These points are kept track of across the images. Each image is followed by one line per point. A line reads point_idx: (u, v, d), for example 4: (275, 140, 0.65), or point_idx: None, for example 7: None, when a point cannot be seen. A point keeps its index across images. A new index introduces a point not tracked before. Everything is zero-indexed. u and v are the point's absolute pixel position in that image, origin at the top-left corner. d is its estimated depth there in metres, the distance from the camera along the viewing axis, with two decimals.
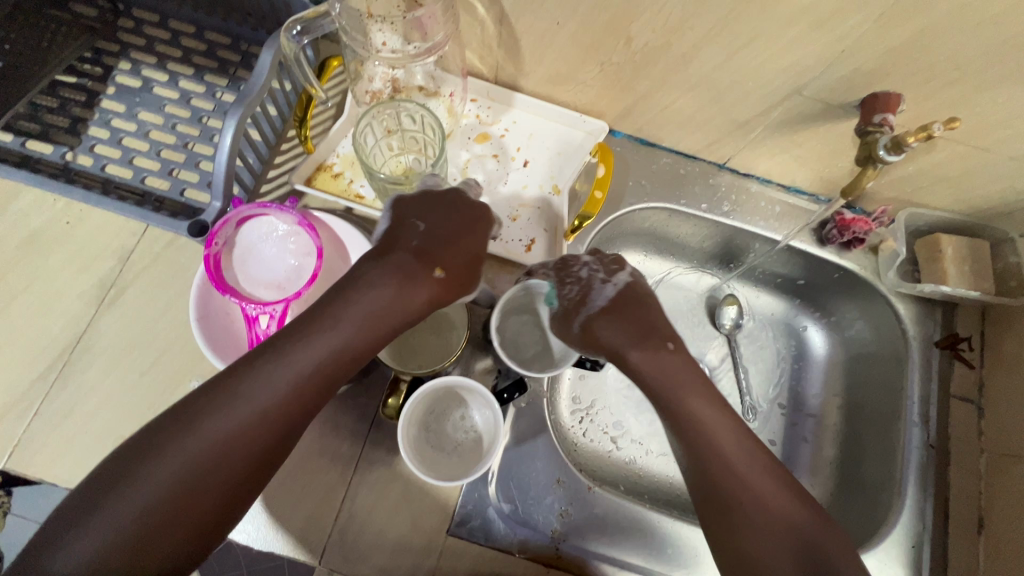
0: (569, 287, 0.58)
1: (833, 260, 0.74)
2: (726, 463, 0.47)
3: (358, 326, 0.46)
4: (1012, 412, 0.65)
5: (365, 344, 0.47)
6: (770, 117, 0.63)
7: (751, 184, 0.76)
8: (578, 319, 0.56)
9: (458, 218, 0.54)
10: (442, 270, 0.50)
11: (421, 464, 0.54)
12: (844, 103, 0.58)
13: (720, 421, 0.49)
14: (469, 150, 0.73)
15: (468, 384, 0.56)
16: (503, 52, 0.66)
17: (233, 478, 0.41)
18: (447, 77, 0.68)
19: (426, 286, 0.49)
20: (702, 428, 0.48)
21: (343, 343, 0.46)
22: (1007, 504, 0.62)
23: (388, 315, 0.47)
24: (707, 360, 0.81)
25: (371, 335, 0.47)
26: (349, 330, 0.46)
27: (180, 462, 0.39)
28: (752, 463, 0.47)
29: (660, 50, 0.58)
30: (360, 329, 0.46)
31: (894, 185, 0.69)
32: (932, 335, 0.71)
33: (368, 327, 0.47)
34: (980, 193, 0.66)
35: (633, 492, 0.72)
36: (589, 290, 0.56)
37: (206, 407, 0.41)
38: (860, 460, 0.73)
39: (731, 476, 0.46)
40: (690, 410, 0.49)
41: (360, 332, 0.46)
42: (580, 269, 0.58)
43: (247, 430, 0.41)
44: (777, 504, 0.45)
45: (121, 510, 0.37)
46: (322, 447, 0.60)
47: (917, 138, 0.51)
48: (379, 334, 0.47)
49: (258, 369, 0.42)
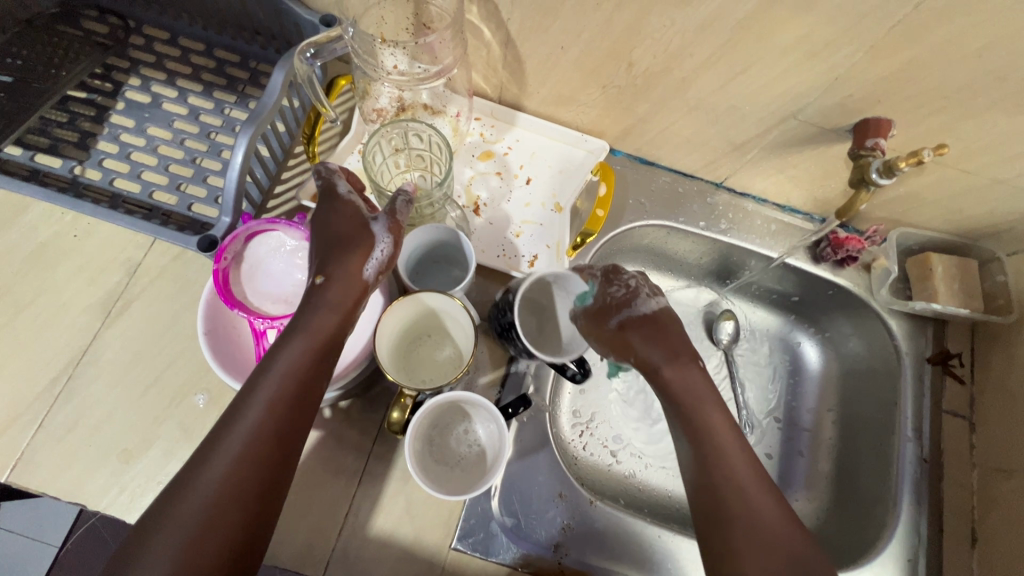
0: (614, 288, 0.57)
1: (827, 277, 0.76)
2: (732, 478, 0.48)
3: (311, 331, 0.50)
4: (1003, 427, 0.66)
5: (317, 346, 0.50)
6: (765, 139, 0.65)
7: (748, 204, 0.78)
8: (615, 318, 0.56)
9: (328, 219, 0.56)
10: (321, 274, 0.53)
11: (425, 477, 0.55)
12: (837, 127, 0.60)
13: (732, 442, 0.51)
14: (473, 167, 0.74)
15: (471, 399, 0.56)
16: (507, 73, 0.68)
17: (245, 503, 0.43)
18: (452, 96, 0.69)
19: (320, 298, 0.52)
20: (714, 443, 0.50)
21: (297, 358, 0.49)
22: (999, 517, 0.63)
23: (319, 314, 0.51)
24: None
25: (321, 341, 0.50)
26: (303, 344, 0.49)
27: (190, 508, 0.42)
28: (757, 485, 0.48)
29: (660, 74, 0.60)
30: (312, 337, 0.50)
31: (885, 206, 0.71)
32: (924, 351, 0.73)
33: (311, 332, 0.50)
34: (968, 215, 0.68)
35: (633, 506, 0.73)
36: (634, 297, 0.57)
37: (207, 451, 0.44)
38: (855, 474, 0.74)
39: (736, 490, 0.48)
40: (713, 436, 0.51)
41: (312, 342, 0.50)
42: (630, 277, 0.58)
43: (237, 461, 0.44)
44: (777, 527, 0.46)
45: (157, 547, 0.40)
46: (326, 460, 0.60)
47: (907, 163, 0.54)
48: (326, 337, 0.51)
49: (237, 412, 0.46)
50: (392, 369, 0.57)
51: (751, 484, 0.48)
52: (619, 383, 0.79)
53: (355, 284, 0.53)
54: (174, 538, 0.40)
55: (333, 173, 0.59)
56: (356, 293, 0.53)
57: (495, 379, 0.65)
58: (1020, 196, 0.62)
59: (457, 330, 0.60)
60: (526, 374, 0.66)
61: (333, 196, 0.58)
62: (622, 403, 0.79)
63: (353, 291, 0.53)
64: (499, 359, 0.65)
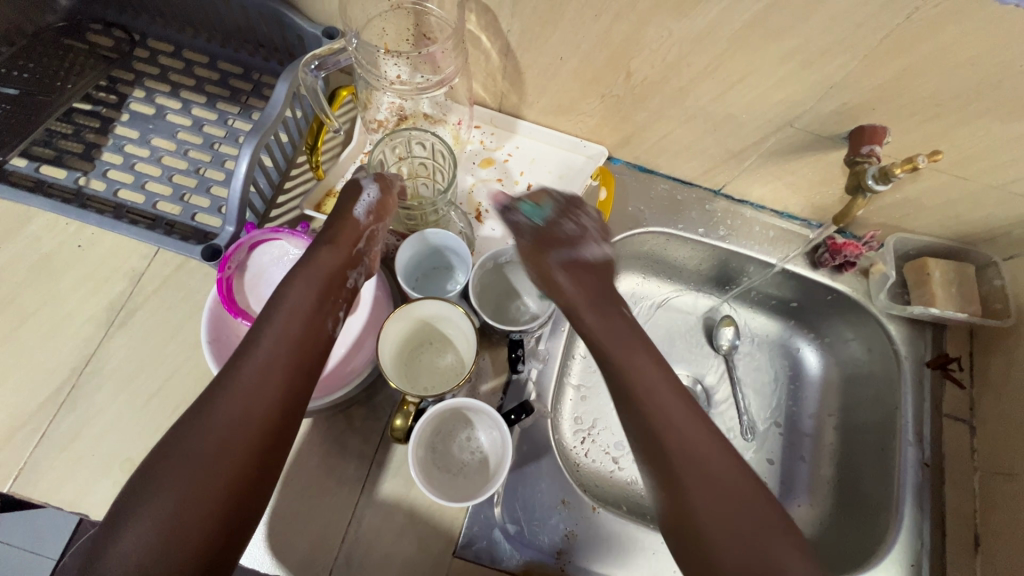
0: (566, 222, 0.59)
1: (826, 282, 0.76)
2: (676, 436, 0.45)
3: (316, 274, 0.53)
4: (1004, 432, 0.67)
5: (319, 287, 0.53)
6: (762, 147, 0.66)
7: (745, 210, 0.78)
8: (557, 255, 0.56)
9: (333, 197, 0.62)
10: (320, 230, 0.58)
11: (429, 484, 0.55)
12: (834, 135, 0.61)
13: (672, 398, 0.47)
14: (475, 175, 0.75)
15: (474, 405, 0.57)
16: (507, 83, 0.69)
17: (264, 427, 0.44)
18: (454, 106, 0.73)
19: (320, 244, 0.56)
20: (659, 410, 0.46)
21: (303, 296, 0.51)
22: (1002, 520, 0.63)
23: (321, 254, 0.55)
24: (705, 381, 0.83)
25: (323, 286, 0.53)
26: (305, 287, 0.52)
27: (204, 435, 0.41)
28: (702, 434, 0.45)
29: (658, 84, 0.61)
30: (317, 279, 0.53)
31: (882, 211, 0.71)
32: (923, 355, 0.74)
33: (313, 274, 0.53)
34: (964, 220, 0.69)
35: (635, 513, 0.73)
36: (583, 240, 0.58)
37: (219, 383, 0.45)
38: (857, 479, 0.74)
39: (680, 449, 0.44)
40: (654, 397, 0.47)
41: (315, 286, 0.52)
42: (586, 220, 0.60)
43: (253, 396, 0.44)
44: (721, 475, 0.43)
45: (175, 470, 0.40)
46: (329, 468, 0.60)
47: (902, 169, 0.54)
48: (327, 281, 0.53)
49: (247, 347, 0.47)
50: (393, 375, 0.57)
51: (710, 465, 0.44)
52: None
53: (352, 227, 0.58)
54: (188, 474, 0.40)
55: (361, 172, 0.66)
56: (353, 238, 0.58)
57: (497, 386, 0.65)
58: (1015, 202, 0.63)
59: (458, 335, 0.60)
60: (529, 381, 0.66)
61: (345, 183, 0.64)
62: None
63: (350, 235, 0.58)
64: (501, 366, 0.66)
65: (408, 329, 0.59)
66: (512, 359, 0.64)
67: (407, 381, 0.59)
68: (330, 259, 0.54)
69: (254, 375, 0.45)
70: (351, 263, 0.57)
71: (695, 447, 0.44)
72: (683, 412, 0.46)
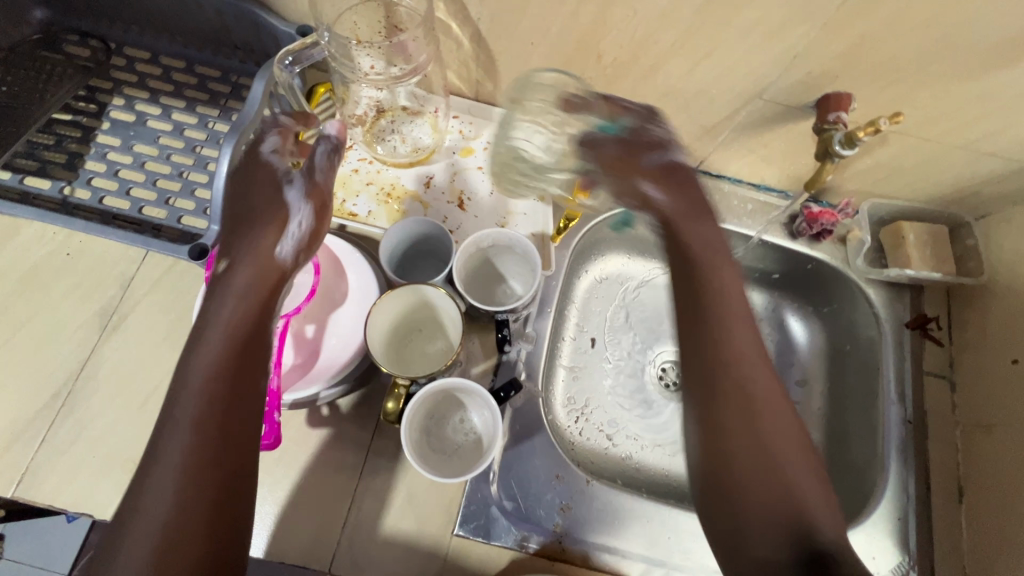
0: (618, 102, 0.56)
1: (805, 251, 0.78)
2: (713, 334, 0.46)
3: (236, 287, 0.48)
4: (982, 386, 0.69)
5: (242, 303, 0.47)
6: (735, 120, 0.68)
7: (724, 185, 0.80)
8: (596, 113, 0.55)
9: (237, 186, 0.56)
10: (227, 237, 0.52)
11: (424, 464, 0.56)
12: (802, 105, 0.62)
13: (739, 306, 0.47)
14: (455, 163, 0.76)
15: (465, 385, 0.58)
16: (481, 71, 0.70)
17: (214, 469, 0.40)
18: (431, 97, 0.76)
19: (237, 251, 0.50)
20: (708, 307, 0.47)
21: (227, 320, 0.46)
22: (984, 471, 0.66)
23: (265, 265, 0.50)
24: None
25: (246, 301, 0.47)
26: (230, 305, 0.47)
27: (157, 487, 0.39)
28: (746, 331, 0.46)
29: (629, 64, 0.63)
30: (242, 293, 0.48)
31: (855, 177, 0.73)
32: (903, 317, 0.75)
33: (228, 288, 0.48)
34: (935, 183, 0.71)
35: (630, 486, 0.76)
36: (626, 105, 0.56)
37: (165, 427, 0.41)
38: (845, 441, 0.75)
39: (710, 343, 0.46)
40: (710, 300, 0.47)
41: (241, 300, 0.47)
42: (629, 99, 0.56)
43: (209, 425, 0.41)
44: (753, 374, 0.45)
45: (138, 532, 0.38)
46: (326, 457, 0.61)
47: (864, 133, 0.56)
48: (246, 294, 0.48)
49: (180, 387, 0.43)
50: (382, 358, 0.58)
51: (765, 414, 0.44)
52: (611, 368, 0.83)
53: (269, 212, 0.52)
54: (150, 533, 0.38)
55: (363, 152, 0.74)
56: (273, 216, 0.52)
57: (488, 368, 0.66)
58: (981, 161, 0.65)
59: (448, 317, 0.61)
60: (518, 361, 0.67)
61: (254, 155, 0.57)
62: (613, 388, 0.82)
63: (270, 222, 0.51)
64: (490, 348, 0.67)
65: (397, 315, 0.61)
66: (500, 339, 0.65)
67: (407, 365, 0.61)
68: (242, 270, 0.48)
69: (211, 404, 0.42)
70: (275, 261, 0.50)
71: (752, 390, 0.45)
72: (730, 309, 0.47)
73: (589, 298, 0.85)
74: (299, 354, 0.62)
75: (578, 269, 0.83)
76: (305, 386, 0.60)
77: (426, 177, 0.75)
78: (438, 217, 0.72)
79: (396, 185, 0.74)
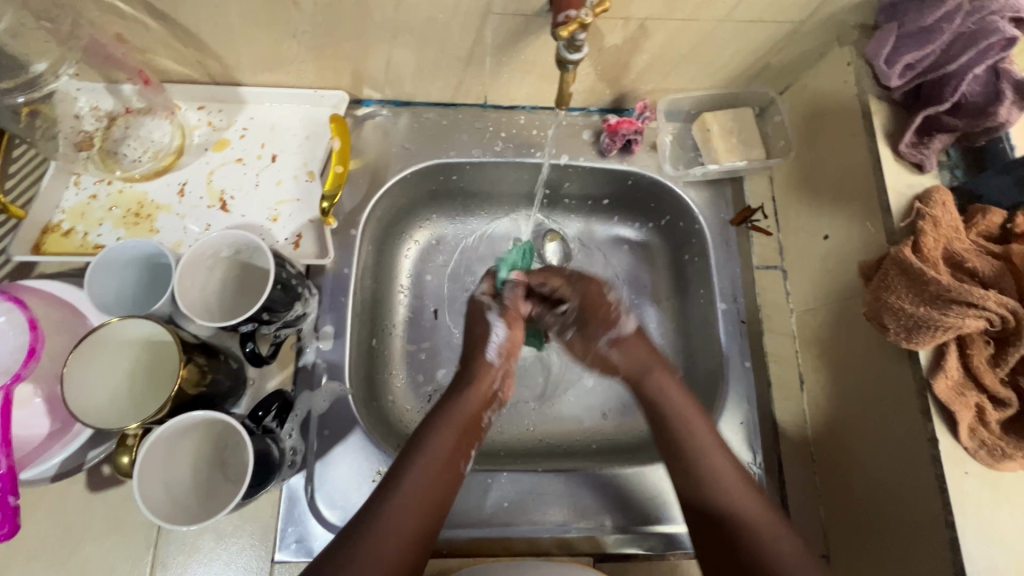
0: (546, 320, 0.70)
1: (618, 167, 0.72)
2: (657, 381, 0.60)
3: (109, 390, 0.50)
4: (804, 269, 0.66)
5: (130, 404, 0.50)
6: (486, 43, 0.60)
7: (520, 116, 0.73)
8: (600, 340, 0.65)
9: (102, 354, 0.50)
10: (131, 386, 0.51)
11: (194, 512, 0.50)
12: (537, 10, 0.55)
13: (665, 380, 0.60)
14: (208, 161, 0.67)
15: (185, 418, 0.48)
16: (193, 51, 0.60)
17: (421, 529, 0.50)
18: (158, 93, 0.64)
19: (162, 368, 0.52)
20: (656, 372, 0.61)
21: (125, 410, 0.50)
22: (815, 355, 0.63)
23: (460, 396, 0.60)
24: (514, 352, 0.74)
25: (138, 406, 0.50)
26: (107, 411, 0.49)
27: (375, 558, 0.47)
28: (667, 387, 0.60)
29: (333, 6, 0.54)
30: (127, 393, 0.51)
31: (644, 77, 0.67)
32: (726, 215, 0.72)
33: (146, 401, 0.51)
34: (723, 63, 0.65)
35: (489, 454, 0.69)
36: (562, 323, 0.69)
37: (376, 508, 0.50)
38: (692, 359, 0.72)
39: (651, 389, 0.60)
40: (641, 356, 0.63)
41: (130, 403, 0.50)
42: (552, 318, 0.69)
43: (435, 511, 0.51)
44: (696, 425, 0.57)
45: None
46: (116, 517, 0.56)
47: (570, 30, 0.47)
48: (146, 400, 0.51)
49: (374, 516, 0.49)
50: (98, 421, 0.48)
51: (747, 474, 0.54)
52: None
53: (148, 344, 0.52)
54: None
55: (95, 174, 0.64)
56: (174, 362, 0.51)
57: (283, 381, 0.61)
58: (753, 29, 0.59)
59: (171, 336, 0.51)
60: (316, 365, 0.62)
61: (111, 344, 0.50)
62: None
63: (92, 350, 0.49)
64: (282, 356, 0.61)
65: (116, 365, 0.51)
66: (251, 354, 0.59)
67: (125, 405, 0.50)
68: (84, 372, 0.49)
69: (426, 500, 0.51)
70: (109, 359, 0.50)
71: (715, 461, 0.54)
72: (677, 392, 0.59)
73: (420, 270, 0.76)
74: (55, 418, 0.54)
75: (396, 243, 0.75)
76: (61, 452, 0.54)
77: (179, 184, 0.66)
78: (198, 227, 0.64)
79: (143, 201, 0.64)
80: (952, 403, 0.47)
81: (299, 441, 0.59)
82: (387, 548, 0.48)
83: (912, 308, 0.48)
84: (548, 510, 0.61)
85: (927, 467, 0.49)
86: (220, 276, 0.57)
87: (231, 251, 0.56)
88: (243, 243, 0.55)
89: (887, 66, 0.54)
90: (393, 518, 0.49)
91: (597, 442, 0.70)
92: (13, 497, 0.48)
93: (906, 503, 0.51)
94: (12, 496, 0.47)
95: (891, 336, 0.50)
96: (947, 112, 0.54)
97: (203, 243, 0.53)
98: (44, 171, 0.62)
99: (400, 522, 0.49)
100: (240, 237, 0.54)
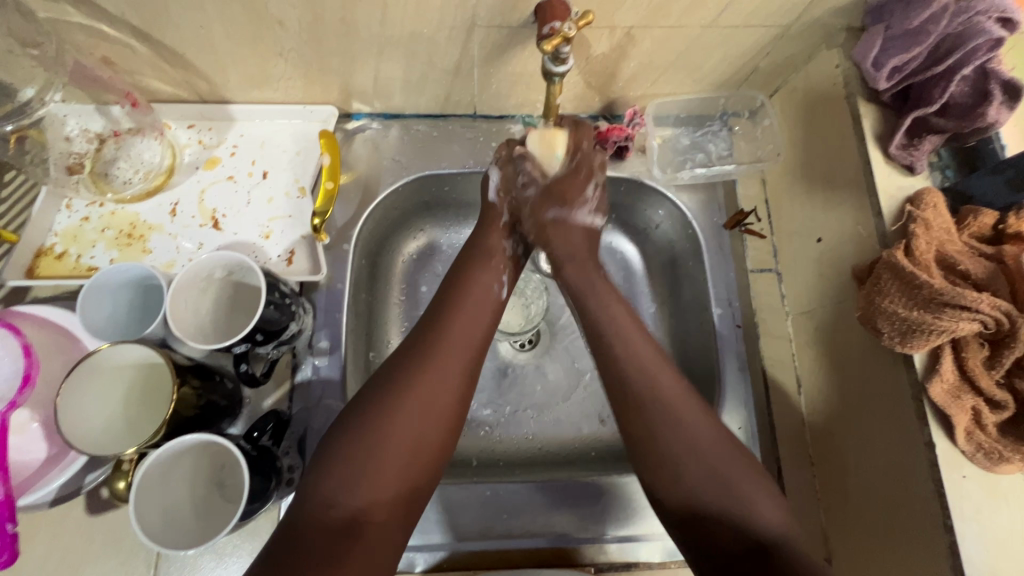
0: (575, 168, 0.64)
1: (612, 174, 0.71)
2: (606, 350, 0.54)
3: (105, 414, 0.51)
4: (798, 272, 0.65)
5: (126, 429, 0.51)
6: (472, 55, 0.60)
7: (511, 125, 0.73)
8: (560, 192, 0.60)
9: (95, 380, 0.50)
10: (124, 412, 0.51)
11: (188, 536, 0.49)
12: (522, 22, 0.55)
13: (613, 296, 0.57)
14: (200, 180, 0.67)
15: (177, 442, 0.48)
16: (180, 72, 0.60)
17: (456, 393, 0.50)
18: (147, 114, 0.64)
19: (155, 391, 0.52)
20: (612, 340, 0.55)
21: (122, 435, 0.50)
22: (810, 359, 0.63)
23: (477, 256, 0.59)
24: (513, 361, 0.74)
25: (134, 430, 0.51)
26: (105, 436, 0.50)
27: (406, 420, 0.47)
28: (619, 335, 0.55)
29: (317, 25, 0.54)
30: (123, 417, 0.51)
31: (632, 83, 0.66)
32: (719, 219, 0.71)
33: (140, 424, 0.51)
34: (711, 68, 0.64)
35: (487, 464, 0.69)
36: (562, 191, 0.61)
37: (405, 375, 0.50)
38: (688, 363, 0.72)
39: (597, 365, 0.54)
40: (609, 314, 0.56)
41: (127, 427, 0.51)
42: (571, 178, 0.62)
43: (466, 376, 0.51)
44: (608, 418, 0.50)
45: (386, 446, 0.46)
46: (115, 540, 0.56)
47: (553, 45, 0.47)
48: (140, 423, 0.51)
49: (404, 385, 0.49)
50: (95, 448, 0.49)
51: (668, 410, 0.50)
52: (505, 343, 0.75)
53: (141, 368, 0.52)
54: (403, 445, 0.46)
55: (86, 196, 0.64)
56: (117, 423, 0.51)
57: (280, 398, 0.61)
58: (740, 34, 0.59)
59: (165, 360, 0.51)
60: (313, 381, 0.62)
61: (104, 369, 0.50)
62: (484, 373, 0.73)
63: (88, 377, 0.50)
64: (278, 373, 0.62)
65: (110, 390, 0.51)
66: (246, 376, 0.57)
67: (121, 428, 0.51)
68: (80, 400, 0.49)
69: (457, 366, 0.51)
70: (104, 385, 0.51)
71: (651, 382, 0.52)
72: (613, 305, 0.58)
73: (415, 281, 0.76)
74: (52, 442, 0.54)
75: (390, 255, 0.75)
76: (59, 475, 0.54)
77: (171, 205, 0.66)
78: (191, 246, 0.64)
79: (135, 221, 0.65)
80: (948, 407, 0.47)
81: (297, 458, 0.59)
82: (424, 411, 0.48)
83: (906, 313, 0.48)
84: (547, 517, 0.61)
85: (926, 471, 0.49)
86: (214, 295, 0.57)
87: (225, 270, 0.56)
88: (230, 261, 0.55)
89: (875, 69, 0.54)
90: (429, 381, 0.49)
91: (596, 450, 0.70)
92: (10, 524, 0.47)
93: (904, 505, 0.51)
94: (10, 523, 0.47)
95: (885, 340, 0.50)
96: (936, 114, 0.54)
97: (194, 266, 0.54)
98: (36, 194, 0.63)
99: (437, 386, 0.49)
100: (231, 257, 0.54)
